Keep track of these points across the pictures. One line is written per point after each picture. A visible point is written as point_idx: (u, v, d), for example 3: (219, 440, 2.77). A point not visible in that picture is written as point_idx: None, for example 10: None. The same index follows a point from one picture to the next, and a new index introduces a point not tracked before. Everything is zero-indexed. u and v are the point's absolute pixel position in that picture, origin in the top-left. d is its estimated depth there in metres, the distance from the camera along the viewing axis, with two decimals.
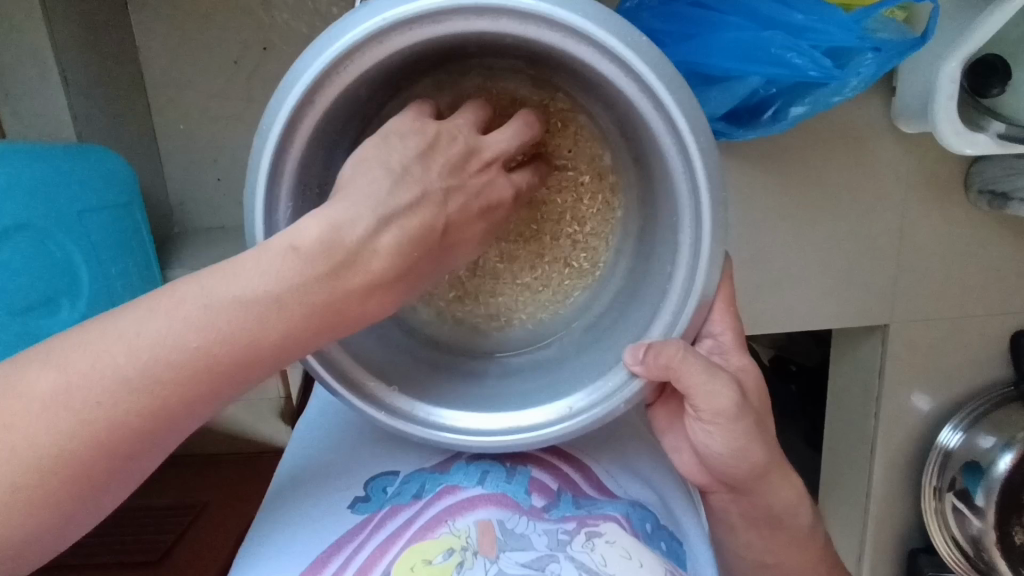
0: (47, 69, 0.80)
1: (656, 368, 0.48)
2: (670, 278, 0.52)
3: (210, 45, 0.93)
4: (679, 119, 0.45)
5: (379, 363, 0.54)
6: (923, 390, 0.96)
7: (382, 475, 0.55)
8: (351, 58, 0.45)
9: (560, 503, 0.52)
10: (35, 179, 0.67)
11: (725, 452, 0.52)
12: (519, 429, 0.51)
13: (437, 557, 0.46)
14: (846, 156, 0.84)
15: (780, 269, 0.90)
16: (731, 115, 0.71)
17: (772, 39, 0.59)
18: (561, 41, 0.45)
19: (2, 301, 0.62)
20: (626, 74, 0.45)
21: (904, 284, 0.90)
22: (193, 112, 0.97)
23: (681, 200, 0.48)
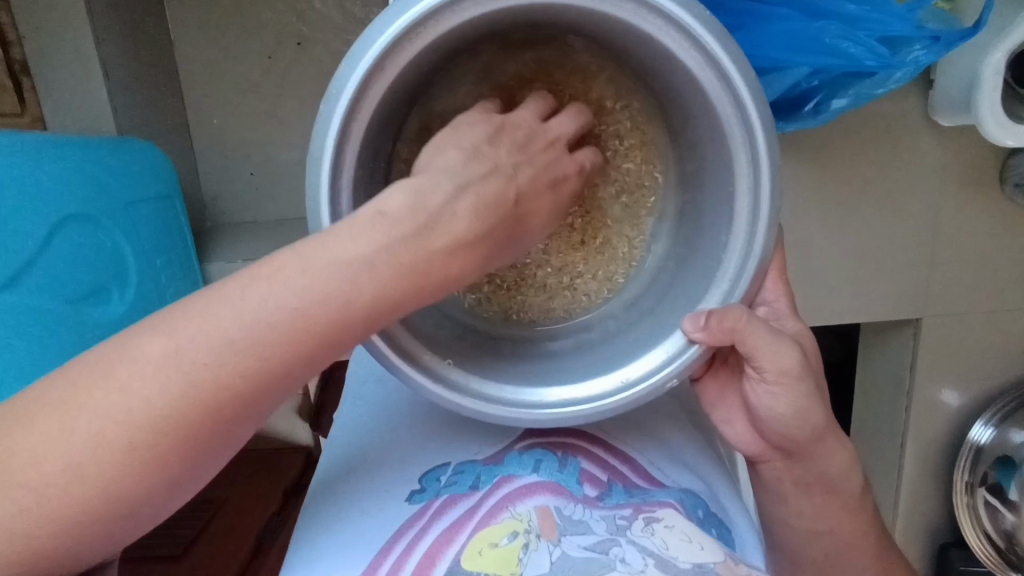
0: (90, 63, 0.81)
1: (717, 334, 0.49)
2: (724, 248, 0.52)
3: (246, 41, 0.94)
4: (741, 88, 0.46)
5: (437, 344, 0.55)
6: (953, 386, 0.95)
7: (435, 468, 0.55)
8: (422, 29, 0.45)
9: (613, 493, 0.52)
10: (88, 168, 0.68)
11: (787, 412, 0.52)
12: (574, 403, 0.51)
13: (503, 539, 0.46)
14: (882, 149, 0.84)
15: (814, 265, 0.90)
16: (772, 107, 0.71)
17: (826, 29, 0.60)
18: (629, 13, 0.47)
19: (60, 290, 0.63)
20: (690, 45, 0.46)
21: (938, 278, 0.90)
22: (226, 106, 0.97)
23: (740, 171, 0.49)
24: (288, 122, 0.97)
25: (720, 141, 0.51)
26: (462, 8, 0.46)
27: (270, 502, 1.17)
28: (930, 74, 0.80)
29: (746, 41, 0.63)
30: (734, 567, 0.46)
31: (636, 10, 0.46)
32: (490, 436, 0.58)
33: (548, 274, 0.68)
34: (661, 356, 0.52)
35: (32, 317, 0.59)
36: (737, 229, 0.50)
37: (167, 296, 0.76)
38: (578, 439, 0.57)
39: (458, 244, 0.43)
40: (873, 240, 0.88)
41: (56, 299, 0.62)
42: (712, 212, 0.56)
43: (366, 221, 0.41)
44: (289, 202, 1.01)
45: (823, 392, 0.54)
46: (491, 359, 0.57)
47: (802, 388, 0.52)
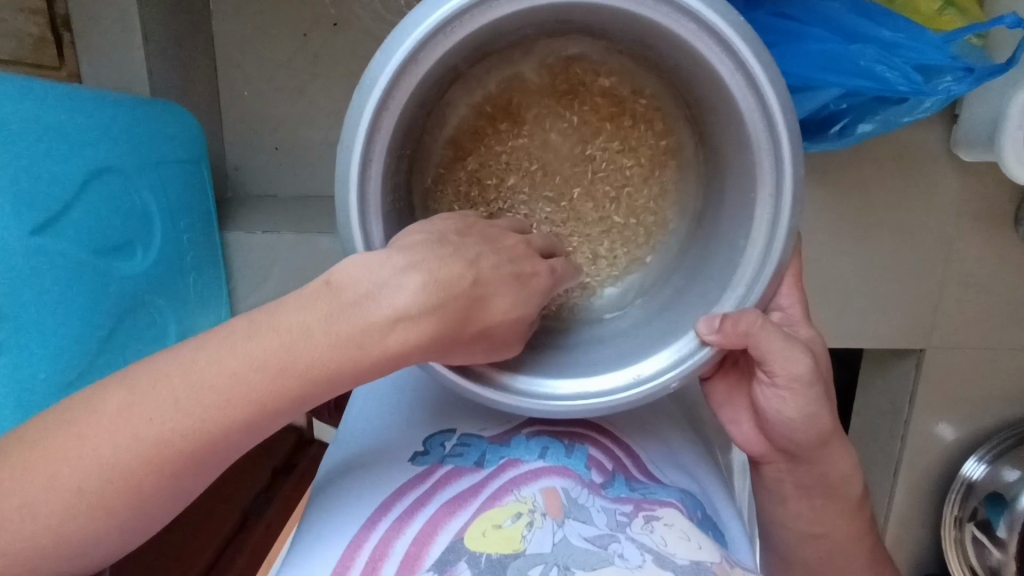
0: (131, 25, 0.82)
1: (732, 336, 0.50)
2: (742, 251, 0.53)
3: (284, 18, 0.95)
4: (770, 98, 0.47)
5: None
6: (950, 421, 0.96)
7: (439, 433, 0.57)
8: (456, 23, 0.46)
9: (615, 484, 0.52)
10: (124, 126, 0.69)
11: (795, 417, 0.53)
12: (582, 396, 0.52)
13: (506, 521, 0.46)
14: (900, 179, 0.85)
15: (823, 287, 0.91)
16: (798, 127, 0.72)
17: (863, 52, 0.61)
18: (665, 16, 0.47)
19: (88, 240, 0.63)
20: (722, 50, 0.47)
21: (946, 311, 0.91)
22: (258, 79, 0.98)
23: (762, 180, 0.50)
24: (317, 101, 0.99)
25: (744, 148, 0.52)
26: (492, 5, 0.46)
27: (257, 478, 1.18)
28: (956, 109, 0.81)
29: (781, 58, 0.64)
30: (729, 569, 0.46)
31: (673, 14, 0.47)
32: (497, 417, 0.59)
33: (567, 265, 0.69)
34: (671, 357, 0.53)
35: (55, 263, 0.59)
36: (755, 241, 0.51)
37: (188, 259, 0.77)
38: (585, 429, 0.58)
39: (399, 318, 0.41)
40: (886, 266, 0.89)
41: (83, 250, 0.62)
42: (733, 215, 0.56)
43: (311, 293, 0.41)
44: (311, 179, 1.02)
45: (831, 398, 0.54)
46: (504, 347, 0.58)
47: (812, 394, 0.53)
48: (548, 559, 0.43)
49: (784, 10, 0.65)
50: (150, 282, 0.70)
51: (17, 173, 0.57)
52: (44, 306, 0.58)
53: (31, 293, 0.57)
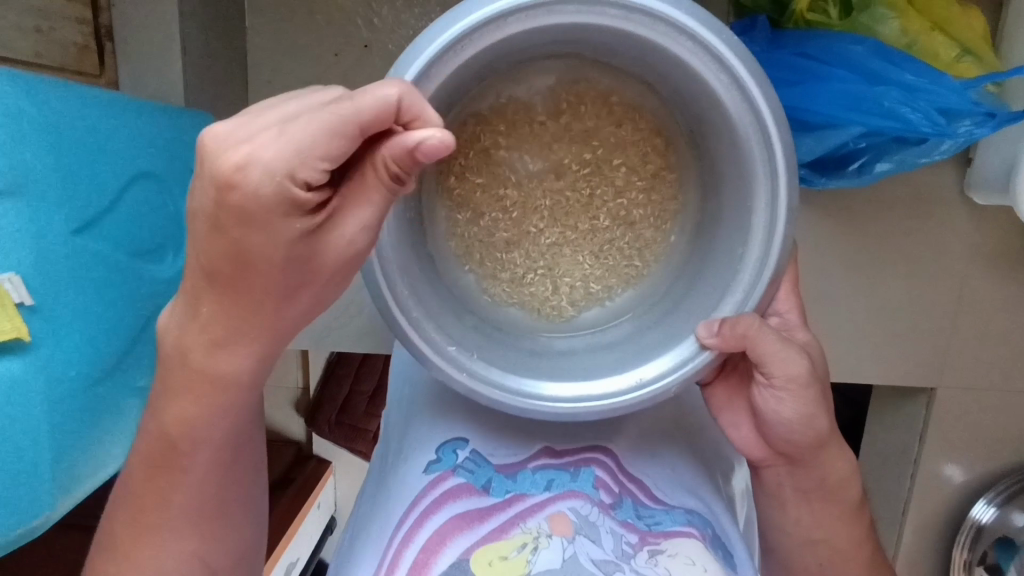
0: (171, 38, 0.84)
1: (729, 339, 0.52)
2: (739, 258, 0.54)
3: (316, 38, 0.99)
4: (764, 109, 0.49)
5: (456, 333, 0.56)
6: (959, 461, 0.96)
7: (452, 442, 0.59)
8: (469, 39, 0.48)
9: (624, 506, 0.53)
10: (164, 133, 0.66)
11: (793, 417, 0.55)
12: (585, 399, 0.54)
13: (511, 552, 0.45)
14: (913, 218, 0.87)
15: (836, 322, 0.92)
16: (817, 163, 0.75)
17: (886, 94, 0.63)
18: (661, 36, 0.50)
19: (127, 240, 0.59)
20: (718, 68, 0.49)
21: (956, 351, 0.92)
22: (287, 95, 1.01)
23: (759, 187, 0.52)
24: None
25: (739, 161, 0.54)
26: (503, 23, 0.49)
27: None
28: (969, 153, 0.84)
29: (803, 96, 0.68)
30: None
31: (670, 33, 0.49)
32: (505, 444, 0.60)
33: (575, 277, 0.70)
34: (671, 360, 0.54)
35: (93, 263, 0.54)
36: (751, 249, 0.53)
37: None
38: (591, 451, 0.58)
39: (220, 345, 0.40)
40: (898, 301, 0.90)
41: (120, 250, 0.58)
42: (729, 225, 0.58)
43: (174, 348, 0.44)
44: None
45: (826, 400, 0.56)
46: (509, 353, 0.59)
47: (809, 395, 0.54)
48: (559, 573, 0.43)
49: (806, 50, 0.69)
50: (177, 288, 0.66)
51: (54, 167, 0.51)
52: (78, 302, 0.53)
53: (68, 290, 0.52)
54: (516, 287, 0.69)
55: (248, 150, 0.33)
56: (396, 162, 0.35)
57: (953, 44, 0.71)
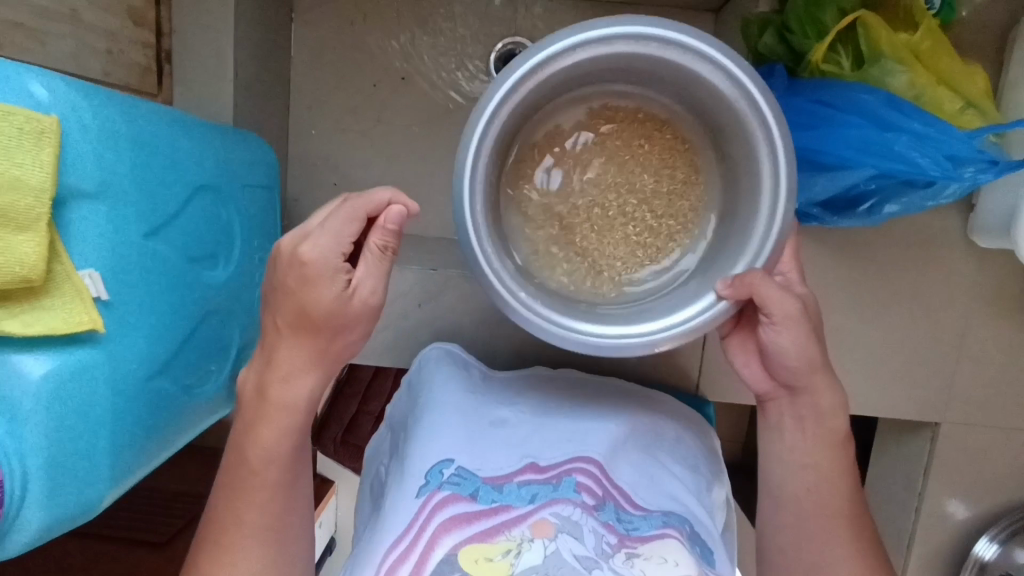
0: (224, 62, 0.88)
1: (740, 289, 0.59)
2: (752, 224, 0.62)
3: (357, 69, 1.05)
4: (758, 99, 0.57)
5: (535, 299, 0.62)
6: (963, 498, 0.98)
7: (439, 463, 0.64)
8: (535, 72, 0.57)
9: (604, 509, 0.59)
10: (222, 147, 0.70)
11: (790, 348, 0.62)
12: (642, 337, 0.61)
13: (497, 556, 0.51)
14: (918, 259, 0.91)
15: (845, 356, 0.95)
16: (829, 203, 0.81)
17: (897, 141, 0.68)
18: (674, 54, 0.58)
19: (187, 247, 0.63)
20: (720, 74, 0.57)
21: (960, 389, 0.95)
22: (326, 121, 1.07)
23: (761, 154, 0.59)
24: (379, 144, 1.07)
25: (745, 145, 0.62)
26: (556, 60, 0.57)
27: None
28: (971, 199, 0.89)
29: (818, 140, 0.73)
30: None
31: (677, 51, 0.57)
32: (491, 461, 0.65)
33: (624, 252, 0.74)
34: (704, 304, 0.62)
35: (156, 266, 0.58)
36: (762, 211, 0.61)
37: (253, 275, 0.77)
38: (571, 464, 0.64)
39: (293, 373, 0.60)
40: (901, 339, 0.94)
41: (179, 256, 0.61)
42: (746, 196, 0.64)
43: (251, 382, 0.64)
44: None
45: (819, 336, 0.63)
46: (574, 311, 0.64)
47: (799, 331, 0.61)
48: (540, 569, 0.50)
49: (823, 97, 0.74)
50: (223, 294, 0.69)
51: (142, 179, 0.55)
52: (147, 302, 0.57)
53: (133, 291, 0.55)
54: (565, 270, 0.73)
55: (308, 241, 0.56)
56: (384, 238, 0.56)
57: (958, 98, 0.76)
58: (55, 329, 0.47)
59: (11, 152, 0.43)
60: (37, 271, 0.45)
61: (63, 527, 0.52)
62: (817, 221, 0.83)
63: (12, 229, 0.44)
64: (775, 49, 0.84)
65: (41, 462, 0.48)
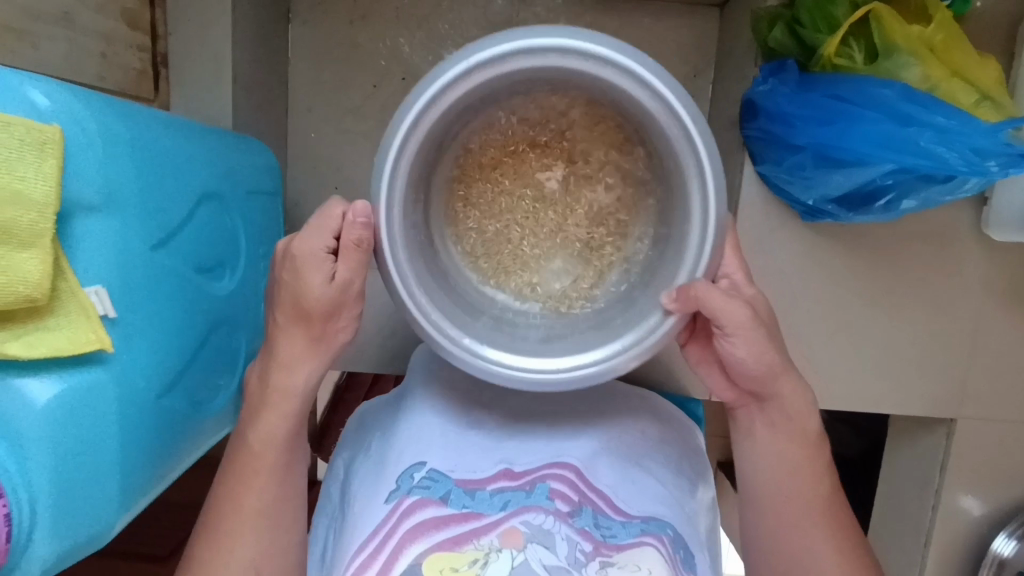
0: (223, 66, 0.86)
1: (687, 303, 0.57)
2: (686, 242, 0.59)
3: (357, 70, 1.03)
4: (679, 110, 0.54)
5: (448, 311, 0.62)
6: (980, 493, 0.97)
7: (411, 466, 0.67)
8: (465, 78, 0.55)
9: (581, 513, 0.62)
10: (227, 154, 0.68)
11: (748, 358, 0.60)
12: (555, 370, 0.59)
13: (461, 566, 0.56)
14: (932, 253, 0.90)
15: (858, 351, 0.94)
16: (845, 200, 0.80)
17: (921, 135, 0.67)
18: (598, 71, 0.55)
19: (193, 258, 0.60)
20: (647, 92, 0.55)
21: (976, 383, 0.94)
22: (326, 123, 1.05)
23: (693, 177, 0.56)
24: (381, 146, 1.05)
25: (677, 166, 0.59)
26: (474, 74, 0.55)
27: None
28: (986, 192, 0.88)
29: (837, 135, 0.72)
30: None
31: (595, 63, 0.55)
32: (464, 461, 0.68)
33: (557, 263, 0.74)
34: (639, 329, 0.59)
35: (163, 279, 0.56)
36: (694, 230, 0.58)
37: (262, 284, 0.75)
38: (545, 468, 0.67)
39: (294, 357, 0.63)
40: (918, 333, 0.93)
41: (186, 268, 0.59)
42: (679, 215, 0.62)
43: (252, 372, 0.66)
44: None
45: (775, 337, 0.61)
46: (495, 334, 0.63)
47: (755, 335, 0.59)
48: None
49: (838, 91, 0.73)
50: (230, 306, 0.67)
51: (147, 189, 0.53)
52: (153, 315, 0.54)
53: (141, 308, 0.53)
54: (503, 273, 0.74)
55: (300, 242, 0.58)
56: (357, 233, 0.56)
57: (972, 91, 0.75)
58: (60, 350, 0.45)
59: (12, 164, 0.41)
60: (42, 290, 0.43)
61: (68, 559, 0.49)
62: (833, 218, 0.83)
63: (14, 246, 0.41)
64: (786, 43, 0.83)
65: (48, 496, 0.46)
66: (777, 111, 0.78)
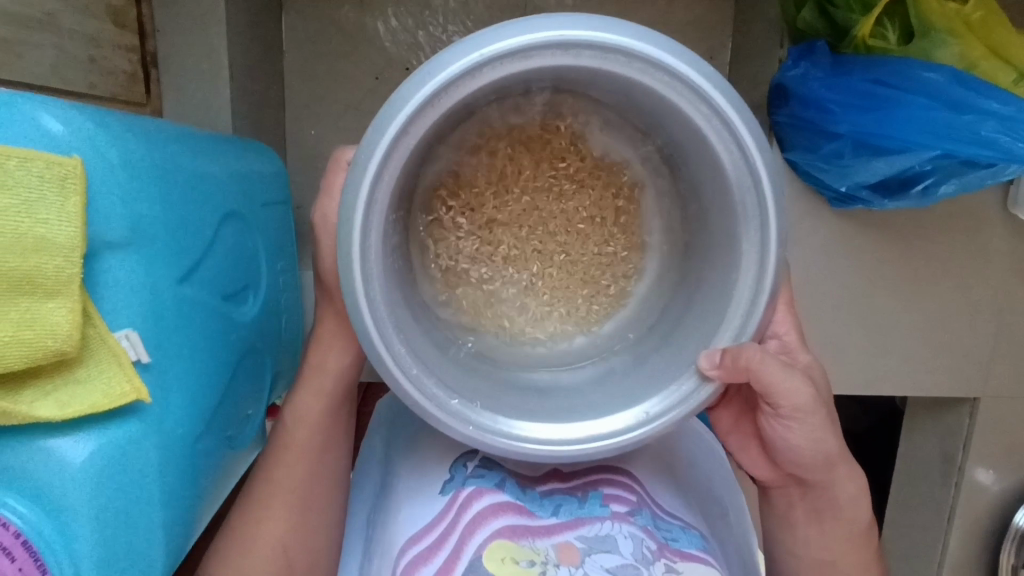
0: (219, 64, 0.79)
1: (733, 371, 0.48)
2: (732, 287, 0.49)
3: (357, 62, 0.97)
4: (746, 138, 0.45)
5: (438, 370, 0.51)
6: (1000, 468, 0.99)
7: (463, 456, 0.64)
8: (454, 87, 0.43)
9: (640, 514, 0.59)
10: (242, 169, 0.63)
11: (802, 443, 0.54)
12: (575, 440, 0.49)
13: (522, 561, 0.55)
14: (959, 235, 0.90)
15: (883, 334, 0.93)
16: (881, 185, 0.78)
17: (980, 123, 0.64)
18: (664, 87, 0.45)
19: (219, 286, 0.56)
20: (713, 119, 0.45)
21: (997, 362, 0.95)
22: (327, 119, 0.99)
23: (747, 216, 0.47)
24: None
25: (722, 195, 0.50)
26: (476, 75, 0.43)
27: None
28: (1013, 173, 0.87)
29: (880, 123, 0.70)
30: None
31: (645, 69, 0.45)
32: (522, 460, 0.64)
33: (538, 304, 0.64)
34: (670, 396, 0.50)
35: (196, 313, 0.51)
36: (744, 275, 0.48)
37: (279, 305, 0.71)
38: (600, 472, 0.62)
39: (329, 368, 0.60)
40: (943, 315, 0.93)
41: (214, 296, 0.55)
42: (719, 251, 0.52)
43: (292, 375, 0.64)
44: None
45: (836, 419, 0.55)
46: (489, 391, 0.53)
47: (818, 417, 0.53)
48: None
49: (877, 76, 0.71)
50: (257, 329, 0.63)
51: (170, 219, 0.49)
52: (189, 352, 0.50)
53: (175, 349, 0.48)
54: (479, 313, 0.63)
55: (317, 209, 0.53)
56: None
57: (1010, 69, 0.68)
58: (97, 405, 0.41)
59: (32, 207, 0.37)
60: (72, 342, 0.39)
61: None
62: (868, 203, 0.81)
63: (38, 297, 0.37)
64: (815, 24, 0.79)
65: (92, 561, 0.42)
66: (810, 96, 0.76)
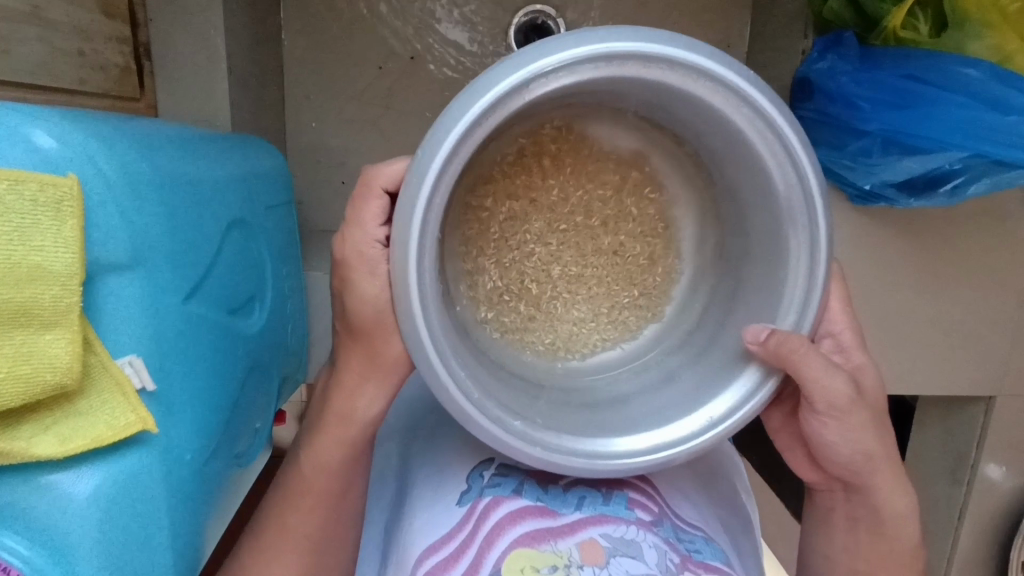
0: (216, 56, 0.75)
1: (774, 354, 0.46)
2: (782, 283, 0.48)
3: (360, 51, 0.93)
4: (792, 141, 0.43)
5: (496, 391, 0.48)
6: (1014, 465, 0.98)
7: (480, 464, 0.59)
8: (507, 101, 0.40)
9: (664, 524, 0.54)
10: (247, 174, 0.61)
11: (840, 441, 0.51)
12: (645, 452, 0.48)
13: (543, 568, 0.48)
14: (981, 232, 0.87)
15: (903, 332, 0.91)
16: (907, 183, 0.75)
17: (1017, 125, 0.64)
18: (707, 93, 0.43)
19: (225, 300, 0.53)
20: (757, 120, 0.43)
21: (1014, 361, 0.94)
22: (328, 111, 0.95)
23: (793, 217, 0.46)
24: (390, 136, 0.96)
25: (763, 197, 0.48)
26: (529, 89, 0.40)
27: None
28: None
29: (911, 121, 0.68)
30: None
31: (689, 75, 0.42)
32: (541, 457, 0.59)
33: (584, 313, 0.63)
34: (736, 396, 0.49)
35: (201, 331, 0.49)
36: (795, 275, 0.47)
37: (286, 315, 0.69)
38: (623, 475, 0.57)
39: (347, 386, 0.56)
40: (963, 312, 0.91)
41: (219, 312, 0.52)
42: (761, 251, 0.51)
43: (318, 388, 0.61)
44: None
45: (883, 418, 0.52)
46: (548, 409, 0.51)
47: (857, 417, 0.50)
48: None
49: (912, 71, 0.69)
50: (264, 341, 0.61)
51: (174, 236, 0.46)
52: (195, 373, 0.48)
53: (179, 369, 0.46)
54: (522, 331, 0.61)
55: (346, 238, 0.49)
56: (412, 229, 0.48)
57: None
58: (100, 438, 0.38)
59: (25, 234, 0.34)
60: (73, 375, 0.36)
61: None
62: (893, 202, 0.78)
63: (32, 329, 0.34)
64: (841, 13, 0.76)
65: None
66: (838, 91, 0.74)
